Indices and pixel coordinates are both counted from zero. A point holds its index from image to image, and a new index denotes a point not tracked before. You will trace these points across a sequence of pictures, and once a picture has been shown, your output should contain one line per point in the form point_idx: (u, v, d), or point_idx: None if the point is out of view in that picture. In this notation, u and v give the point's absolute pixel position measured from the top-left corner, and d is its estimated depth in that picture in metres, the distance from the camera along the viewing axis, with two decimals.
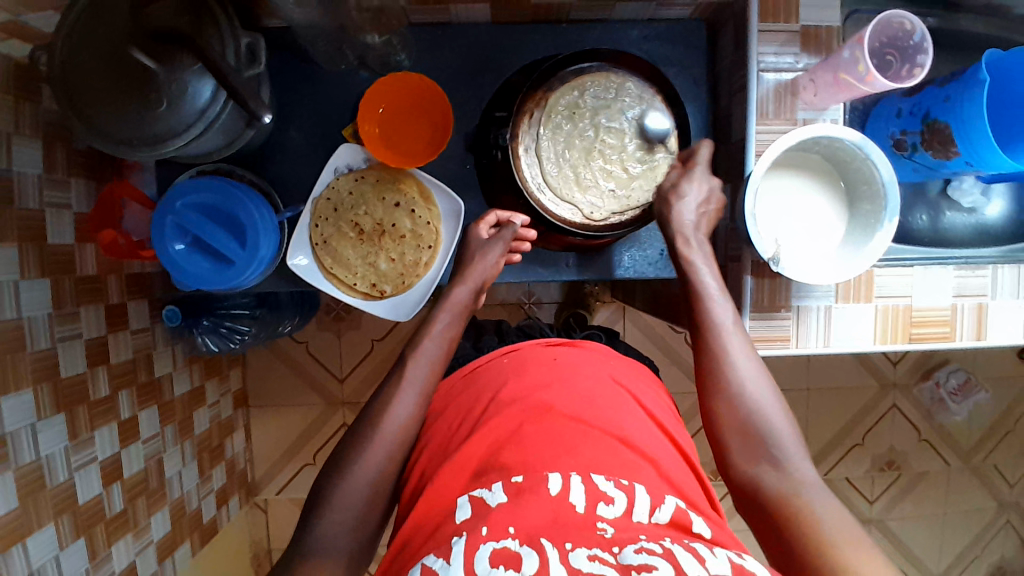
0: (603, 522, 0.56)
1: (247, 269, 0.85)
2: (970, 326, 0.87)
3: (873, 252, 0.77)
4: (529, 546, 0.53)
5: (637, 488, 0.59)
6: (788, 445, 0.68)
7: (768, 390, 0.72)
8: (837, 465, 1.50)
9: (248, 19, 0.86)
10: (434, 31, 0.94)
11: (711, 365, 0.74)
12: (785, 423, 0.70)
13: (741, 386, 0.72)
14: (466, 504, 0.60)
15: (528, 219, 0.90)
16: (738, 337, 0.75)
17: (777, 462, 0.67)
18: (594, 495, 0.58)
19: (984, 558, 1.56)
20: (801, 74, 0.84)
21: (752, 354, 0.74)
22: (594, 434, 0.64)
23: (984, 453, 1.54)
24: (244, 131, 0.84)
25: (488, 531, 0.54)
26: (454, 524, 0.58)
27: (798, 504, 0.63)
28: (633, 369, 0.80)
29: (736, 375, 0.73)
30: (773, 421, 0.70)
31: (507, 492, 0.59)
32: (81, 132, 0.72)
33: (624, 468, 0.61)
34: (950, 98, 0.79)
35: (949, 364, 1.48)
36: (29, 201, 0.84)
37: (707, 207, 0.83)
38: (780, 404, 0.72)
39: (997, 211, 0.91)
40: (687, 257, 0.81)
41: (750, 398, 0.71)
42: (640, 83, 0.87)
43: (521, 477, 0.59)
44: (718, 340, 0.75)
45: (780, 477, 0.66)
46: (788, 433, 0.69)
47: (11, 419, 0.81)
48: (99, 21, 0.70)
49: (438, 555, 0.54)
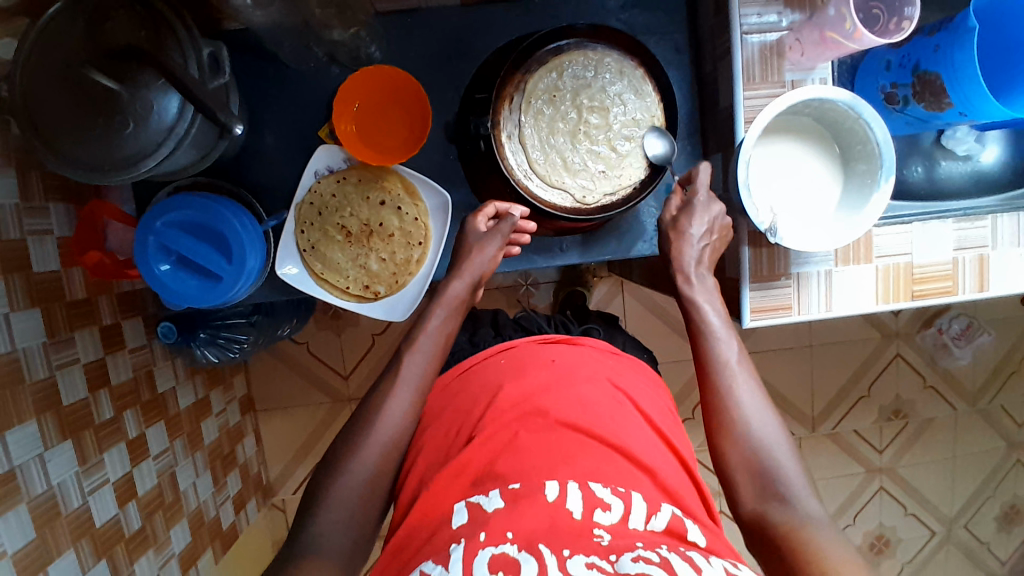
0: (599, 529, 0.57)
1: (237, 284, 0.83)
2: (972, 278, 0.87)
3: (869, 215, 0.76)
4: (527, 552, 0.53)
5: (633, 495, 0.61)
6: (796, 485, 0.69)
7: (776, 429, 0.72)
8: (843, 419, 1.51)
9: (209, 23, 0.83)
10: (403, 19, 0.90)
11: (716, 402, 0.74)
12: (792, 457, 0.71)
13: (745, 423, 0.72)
14: (463, 510, 0.61)
15: (528, 211, 0.87)
16: (745, 375, 0.75)
17: (784, 497, 0.68)
18: (591, 502, 0.60)
19: (998, 496, 1.59)
20: (786, 33, 0.81)
21: (759, 392, 0.74)
22: (593, 443, 0.66)
23: (991, 395, 1.55)
24: (218, 141, 0.81)
25: (486, 537, 0.56)
26: (450, 530, 0.59)
27: (801, 540, 0.64)
28: (632, 368, 0.81)
29: (740, 413, 0.73)
30: (778, 456, 0.71)
31: (504, 498, 0.60)
32: (49, 161, 0.69)
33: (622, 477, 0.63)
34: (940, 47, 0.76)
35: (951, 310, 1.48)
36: (10, 232, 0.82)
37: (711, 237, 0.81)
38: (785, 437, 0.72)
39: (992, 157, 0.89)
40: (686, 293, 0.81)
41: (755, 435, 0.72)
42: (619, 56, 0.85)
43: (518, 484, 0.61)
44: (724, 376, 0.75)
45: (787, 512, 0.67)
46: (795, 469, 0.70)
47: (18, 452, 0.80)
48: (54, 45, 0.67)
49: (437, 562, 0.55)
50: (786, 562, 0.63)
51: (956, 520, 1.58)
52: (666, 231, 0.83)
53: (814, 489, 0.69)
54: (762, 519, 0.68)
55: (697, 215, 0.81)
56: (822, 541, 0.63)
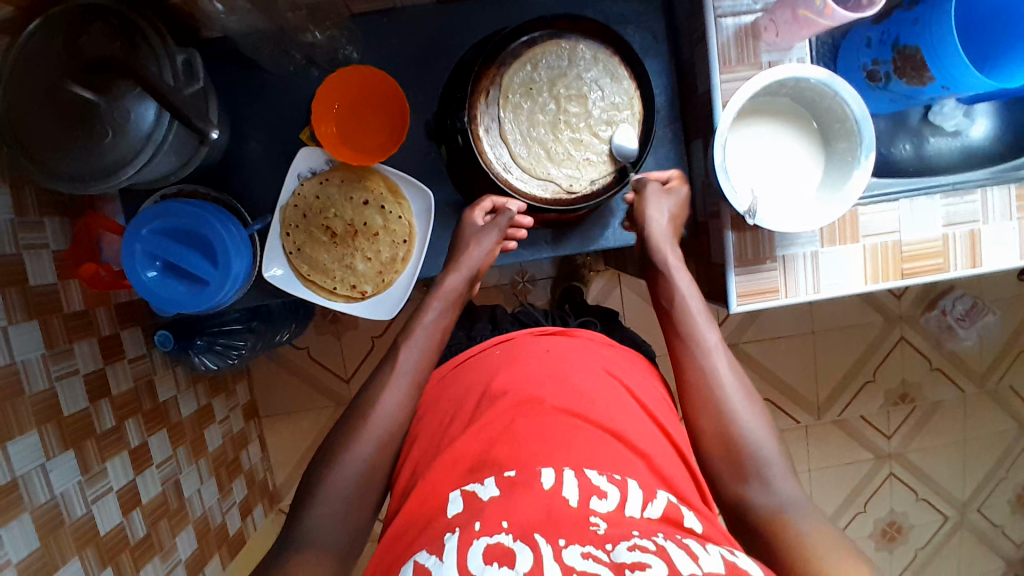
0: (596, 517, 0.56)
1: (224, 288, 0.84)
2: (963, 254, 0.85)
3: (851, 194, 0.75)
4: (522, 541, 0.53)
5: (629, 483, 0.61)
6: (779, 470, 0.68)
7: (762, 420, 0.71)
8: (850, 406, 1.49)
9: (186, 30, 0.84)
10: (378, 19, 0.91)
11: (694, 380, 0.74)
12: (770, 440, 0.70)
13: (732, 413, 0.71)
14: (459, 499, 0.61)
15: (525, 207, 0.86)
16: (722, 355, 0.75)
17: (764, 481, 0.67)
18: (587, 490, 0.58)
19: (1011, 478, 1.56)
20: (761, 15, 0.81)
21: (737, 372, 0.74)
22: (587, 428, 0.65)
23: (999, 375, 1.52)
24: (199, 148, 0.82)
25: (481, 527, 0.55)
26: (446, 520, 0.59)
27: (785, 525, 0.63)
28: (625, 357, 0.80)
29: (718, 391, 0.72)
30: (756, 437, 0.69)
31: (499, 487, 0.60)
32: (34, 174, 0.70)
33: (617, 463, 0.62)
34: (920, 20, 0.75)
35: (955, 291, 1.45)
36: (5, 247, 0.83)
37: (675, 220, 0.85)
38: (763, 419, 0.71)
39: (982, 131, 0.87)
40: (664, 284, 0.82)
41: (732, 413, 0.71)
42: (594, 45, 0.84)
43: (514, 472, 0.61)
44: (708, 365, 0.74)
45: (769, 496, 0.66)
46: (778, 456, 0.69)
47: (20, 463, 0.82)
48: (30, 60, 0.68)
49: (431, 552, 0.55)
50: (768, 549, 0.63)
51: (969, 504, 1.56)
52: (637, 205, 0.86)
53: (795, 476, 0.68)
54: (742, 506, 0.67)
55: (653, 203, 0.85)
56: (805, 527, 0.62)
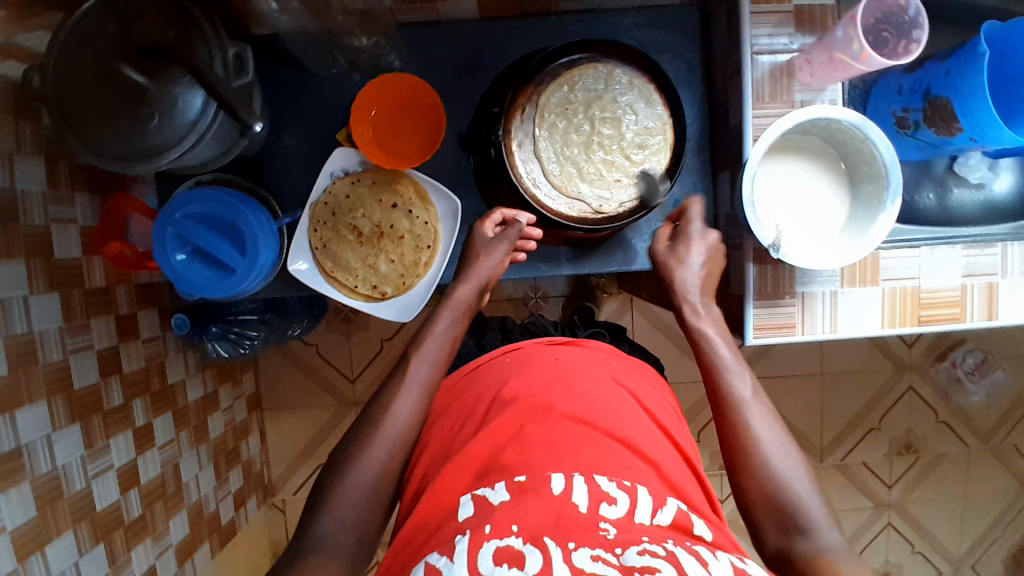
0: (606, 522, 0.57)
1: (248, 277, 0.85)
2: (980, 306, 0.86)
3: (874, 237, 0.77)
4: (532, 544, 0.53)
5: (639, 489, 0.61)
6: (816, 517, 0.66)
7: (796, 463, 0.70)
8: (853, 451, 1.48)
9: (238, 24, 0.87)
10: (424, 30, 0.94)
11: (729, 430, 0.73)
12: (810, 491, 0.68)
13: (765, 454, 0.70)
14: (469, 503, 0.61)
15: (533, 218, 0.89)
16: (758, 404, 0.74)
17: (804, 528, 0.65)
18: (596, 495, 0.59)
19: (1007, 539, 1.54)
20: (797, 55, 0.83)
21: (775, 421, 0.72)
22: (598, 436, 0.65)
23: (1004, 433, 1.51)
24: (239, 139, 0.84)
25: (491, 529, 0.55)
26: (456, 523, 0.59)
27: (823, 566, 0.61)
28: (636, 369, 0.81)
29: (750, 436, 0.72)
30: (799, 486, 0.68)
31: (510, 491, 0.60)
32: (77, 149, 0.72)
33: (627, 470, 0.62)
34: (950, 72, 0.77)
35: (966, 344, 1.46)
36: (34, 218, 0.85)
37: (709, 267, 0.85)
38: (798, 463, 0.70)
39: (1006, 185, 0.89)
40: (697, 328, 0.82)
41: (764, 457, 0.70)
42: (630, 70, 0.87)
43: (524, 477, 0.61)
44: (739, 407, 0.74)
45: (810, 542, 0.64)
46: (817, 502, 0.67)
47: (25, 432, 0.82)
48: (86, 43, 0.70)
49: (442, 554, 0.55)
50: None
51: (964, 561, 1.54)
52: (663, 258, 0.86)
53: (835, 518, 0.66)
54: (787, 553, 0.65)
55: (694, 244, 0.86)
56: (850, 569, 0.60)
